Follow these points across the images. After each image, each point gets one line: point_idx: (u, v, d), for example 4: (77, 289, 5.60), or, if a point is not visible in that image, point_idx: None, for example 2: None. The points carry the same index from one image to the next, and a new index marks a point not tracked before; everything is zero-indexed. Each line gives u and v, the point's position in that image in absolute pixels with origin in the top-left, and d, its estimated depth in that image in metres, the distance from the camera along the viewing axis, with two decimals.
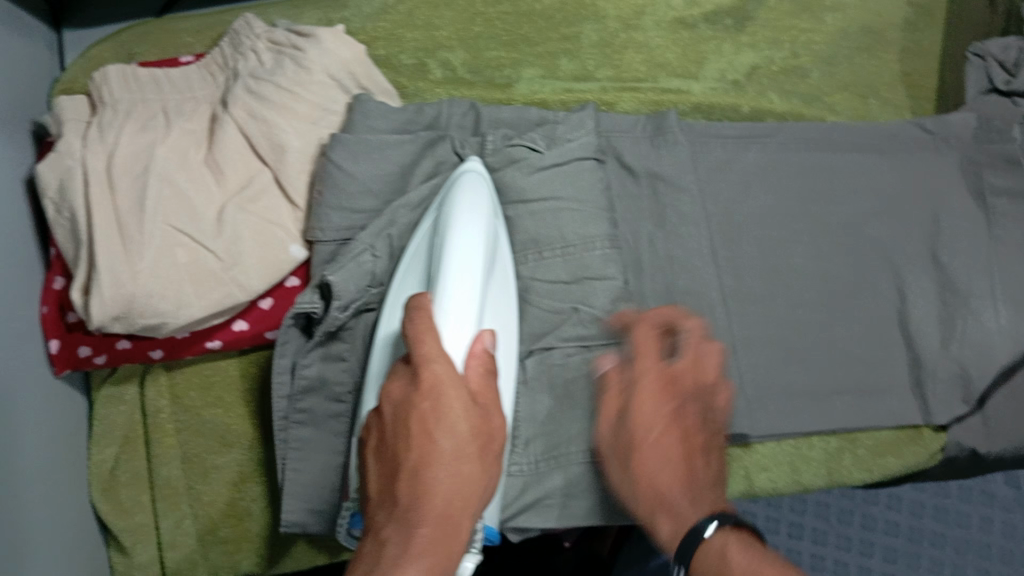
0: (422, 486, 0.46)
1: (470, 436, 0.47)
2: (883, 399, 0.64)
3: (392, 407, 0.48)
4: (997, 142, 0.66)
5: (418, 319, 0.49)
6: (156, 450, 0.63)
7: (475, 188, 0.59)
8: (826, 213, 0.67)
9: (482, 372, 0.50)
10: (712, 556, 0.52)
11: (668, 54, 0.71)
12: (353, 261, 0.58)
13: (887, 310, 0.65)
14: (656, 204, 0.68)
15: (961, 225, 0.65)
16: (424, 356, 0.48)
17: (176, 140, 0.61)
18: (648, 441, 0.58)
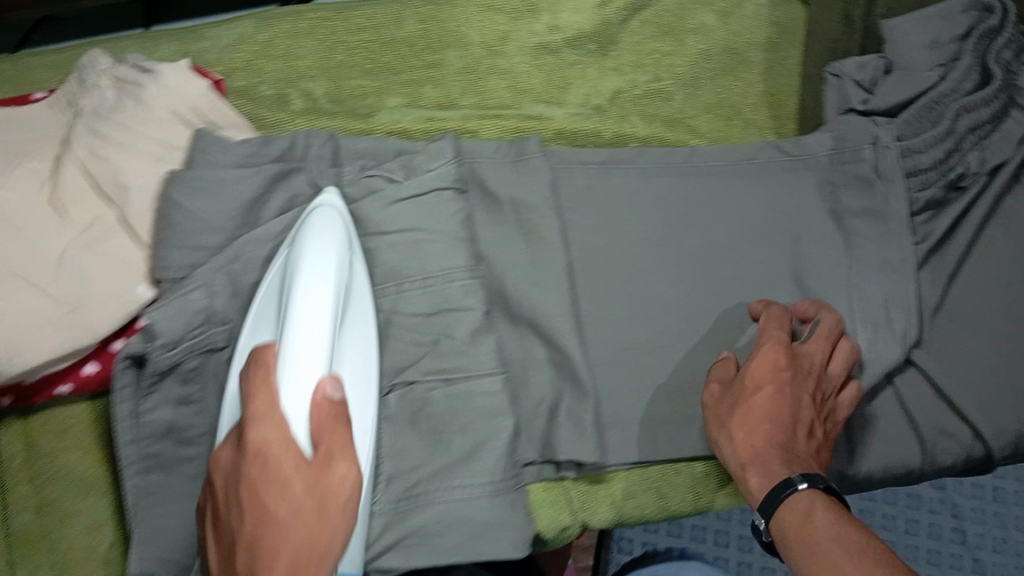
0: (260, 552, 0.46)
1: (304, 492, 0.47)
2: None
3: (224, 478, 0.49)
4: (850, 163, 0.68)
5: (253, 378, 0.50)
6: (9, 498, 0.64)
7: (325, 220, 0.58)
8: (689, 238, 0.68)
9: (326, 419, 0.49)
10: (796, 511, 0.54)
11: (533, 79, 0.71)
12: (178, 299, 0.58)
13: (751, 335, 0.65)
14: (521, 230, 0.67)
15: (820, 248, 0.66)
16: (253, 416, 0.48)
17: (15, 181, 0.60)
18: (764, 412, 0.58)
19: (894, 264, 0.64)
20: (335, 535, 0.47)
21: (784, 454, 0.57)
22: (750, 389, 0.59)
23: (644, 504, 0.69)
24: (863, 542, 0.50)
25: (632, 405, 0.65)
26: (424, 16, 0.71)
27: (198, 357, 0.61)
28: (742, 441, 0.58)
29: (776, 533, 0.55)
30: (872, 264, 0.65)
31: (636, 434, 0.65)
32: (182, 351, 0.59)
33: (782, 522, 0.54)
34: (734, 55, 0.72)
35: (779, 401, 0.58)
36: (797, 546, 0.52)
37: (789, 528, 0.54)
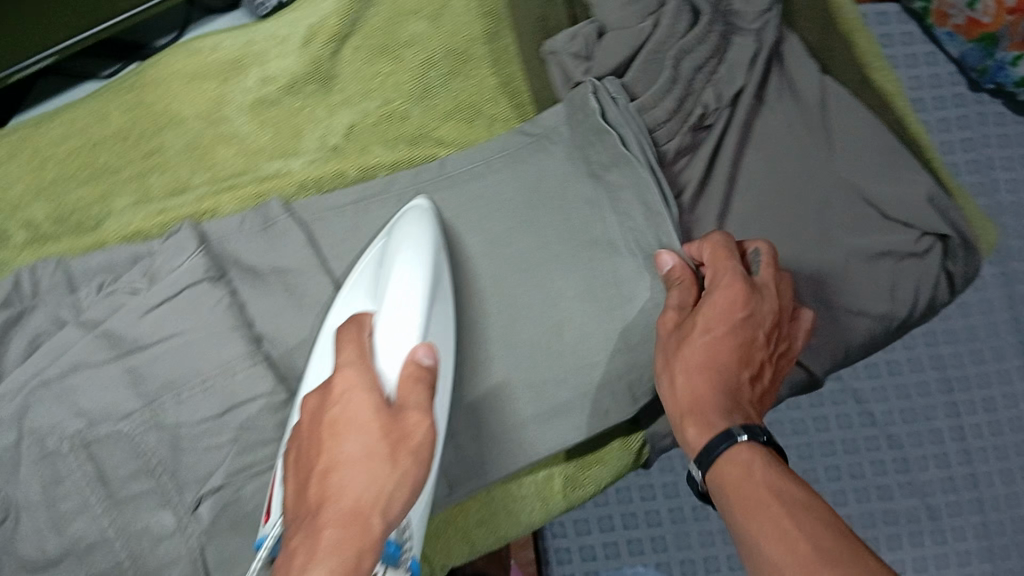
0: (332, 486, 0.49)
1: (382, 436, 0.50)
2: (566, 415, 0.64)
3: (308, 419, 0.52)
4: (585, 122, 0.66)
5: (347, 332, 0.56)
6: None
7: (410, 228, 0.62)
8: (462, 251, 0.65)
9: (410, 377, 0.53)
10: (735, 470, 0.53)
11: (262, 138, 0.68)
12: None
13: (546, 321, 0.63)
14: (292, 296, 0.65)
15: (586, 215, 0.65)
16: (343, 364, 0.54)
17: None
18: (712, 362, 0.57)
19: (655, 210, 0.63)
20: (396, 478, 0.50)
21: (731, 400, 0.57)
22: (698, 330, 0.58)
23: (498, 525, 0.70)
24: (800, 502, 0.49)
25: (456, 430, 0.63)
26: (128, 106, 0.67)
27: None
28: (683, 386, 0.57)
29: (715, 487, 0.54)
30: (635, 212, 0.64)
31: (465, 459, 0.64)
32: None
33: (720, 475, 0.54)
34: (457, 53, 0.71)
35: (722, 343, 0.58)
36: (733, 490, 0.52)
37: (731, 480, 0.53)
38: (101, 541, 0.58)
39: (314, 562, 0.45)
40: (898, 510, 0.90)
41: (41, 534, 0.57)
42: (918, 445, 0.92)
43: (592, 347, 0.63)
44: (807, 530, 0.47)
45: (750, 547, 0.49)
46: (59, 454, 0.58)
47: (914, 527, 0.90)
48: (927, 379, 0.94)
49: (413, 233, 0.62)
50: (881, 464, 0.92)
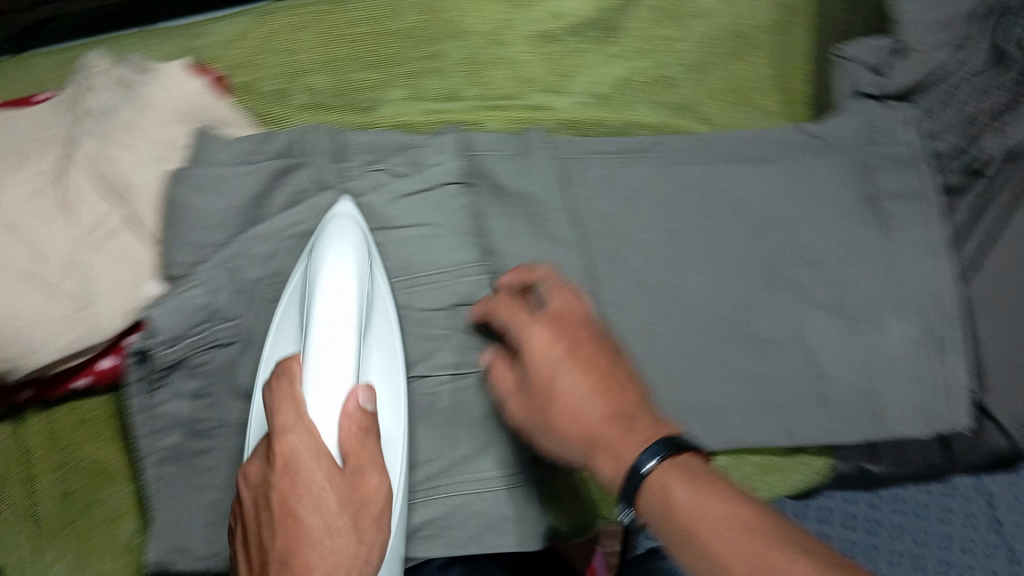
0: (302, 570, 0.49)
1: (341, 506, 0.51)
2: (773, 415, 0.65)
3: (253, 493, 0.52)
4: (882, 143, 0.67)
5: (279, 389, 0.53)
6: (33, 487, 0.66)
7: (345, 245, 0.58)
8: (712, 232, 0.67)
9: (355, 432, 0.53)
10: (672, 477, 0.49)
11: (536, 69, 0.70)
12: (177, 299, 0.60)
13: (783, 323, 0.65)
14: (526, 221, 0.66)
15: (852, 232, 0.66)
16: (280, 427, 0.52)
17: (28, 181, 0.61)
18: (591, 402, 0.55)
19: (934, 249, 0.64)
20: (362, 549, 0.51)
21: (608, 405, 0.55)
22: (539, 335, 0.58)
23: None
24: (754, 507, 0.48)
25: (663, 394, 0.65)
26: (423, 9, 0.71)
27: (205, 352, 0.62)
28: (568, 389, 0.56)
29: (647, 507, 0.50)
30: (912, 246, 0.65)
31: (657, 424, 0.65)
32: (184, 346, 0.61)
33: (647, 500, 0.50)
34: (739, 35, 0.72)
35: (583, 361, 0.57)
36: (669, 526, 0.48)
37: (653, 504, 0.50)
38: None
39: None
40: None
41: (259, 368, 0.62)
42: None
43: (834, 358, 0.64)
44: (737, 535, 0.46)
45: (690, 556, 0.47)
46: None
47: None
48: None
49: (341, 273, 0.56)
50: None
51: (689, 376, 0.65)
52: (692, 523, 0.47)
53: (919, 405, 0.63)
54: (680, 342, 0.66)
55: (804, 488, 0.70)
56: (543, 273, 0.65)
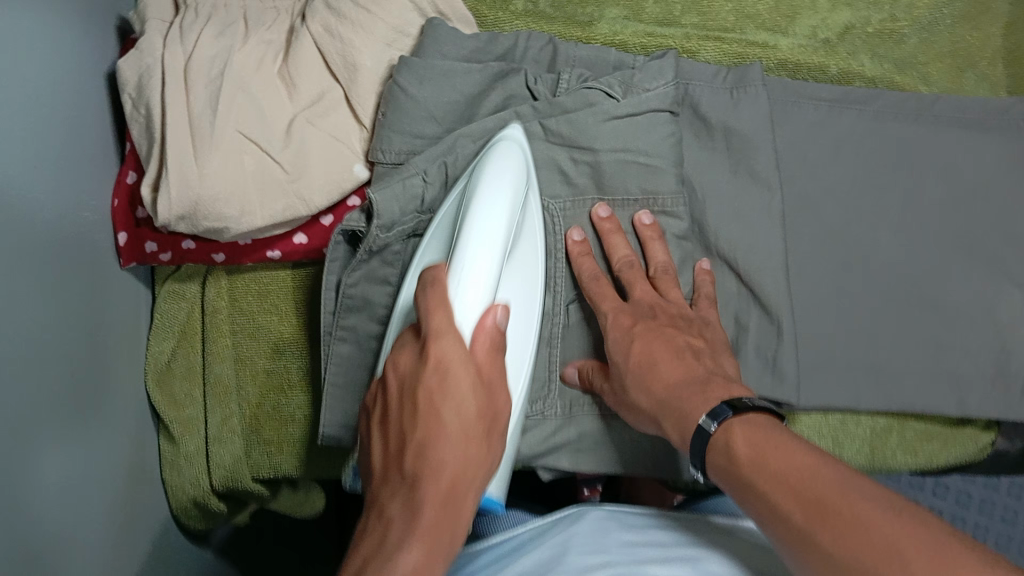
0: (429, 462, 0.45)
1: (478, 416, 0.46)
2: (954, 385, 0.65)
3: (400, 380, 0.48)
4: None
5: (432, 295, 0.48)
6: (210, 349, 0.66)
7: (506, 161, 0.56)
8: (914, 193, 0.66)
9: (490, 345, 0.48)
10: (742, 433, 0.48)
11: (759, 5, 0.70)
12: (399, 183, 0.59)
13: (976, 295, 0.65)
14: (730, 157, 0.66)
15: None
16: (434, 330, 0.47)
17: (252, 49, 0.62)
18: (663, 368, 0.55)
19: None
20: (486, 457, 0.46)
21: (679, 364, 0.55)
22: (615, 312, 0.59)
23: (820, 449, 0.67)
24: (817, 452, 0.45)
25: (839, 351, 0.65)
26: None
27: (404, 241, 0.63)
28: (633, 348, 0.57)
29: (735, 456, 0.47)
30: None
31: (831, 376, 0.65)
32: (396, 233, 0.61)
33: (722, 451, 0.49)
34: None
35: (652, 329, 0.57)
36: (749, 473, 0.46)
37: (753, 442, 0.47)
38: None
39: (412, 535, 0.43)
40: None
41: None
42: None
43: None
44: (816, 482, 0.43)
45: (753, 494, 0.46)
46: None
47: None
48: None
49: (493, 196, 0.54)
50: None
51: (874, 332, 0.65)
52: (768, 469, 0.45)
53: None
54: (862, 299, 0.65)
55: (960, 462, 0.69)
56: (742, 208, 0.65)
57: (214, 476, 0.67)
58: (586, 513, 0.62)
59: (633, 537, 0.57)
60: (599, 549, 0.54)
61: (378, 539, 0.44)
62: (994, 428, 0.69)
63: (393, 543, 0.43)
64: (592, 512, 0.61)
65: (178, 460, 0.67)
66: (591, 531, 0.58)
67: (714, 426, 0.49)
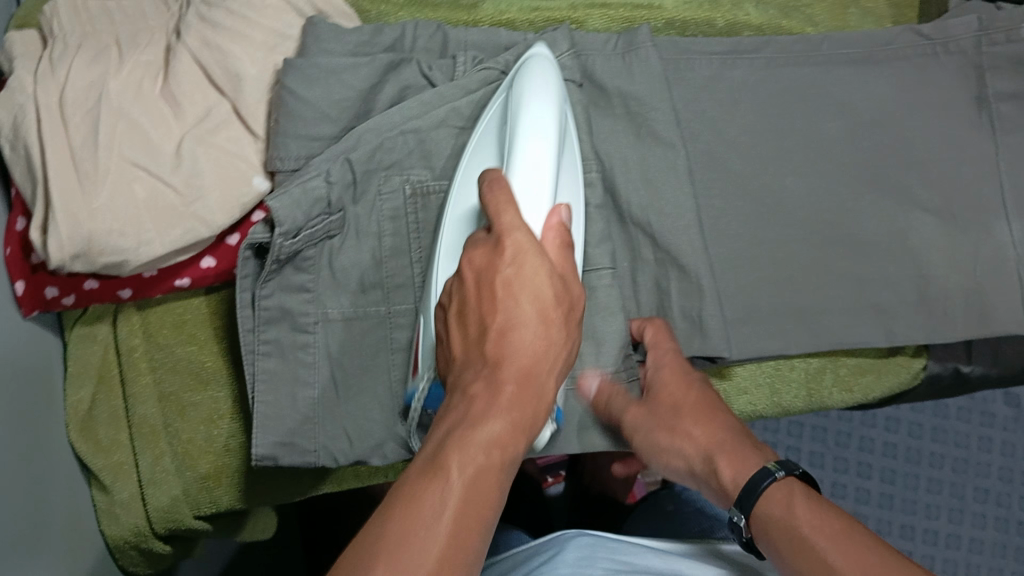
0: (508, 345, 0.45)
1: (555, 300, 0.46)
2: (879, 317, 0.66)
3: (475, 275, 0.47)
4: (1002, 43, 0.65)
5: (497, 191, 0.49)
6: (129, 390, 0.64)
7: (538, 71, 0.58)
8: (817, 134, 0.66)
9: (558, 241, 0.50)
10: (780, 502, 0.55)
11: None
12: (299, 187, 0.59)
13: (892, 224, 0.65)
14: (633, 123, 0.66)
15: (960, 133, 0.66)
16: (504, 227, 0.47)
17: (129, 73, 0.59)
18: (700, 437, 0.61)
19: None
20: (565, 343, 0.47)
21: (728, 440, 0.61)
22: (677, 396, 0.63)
23: (758, 400, 0.69)
24: (847, 523, 0.52)
25: (762, 296, 0.65)
26: None
27: (314, 245, 0.63)
28: (697, 432, 0.61)
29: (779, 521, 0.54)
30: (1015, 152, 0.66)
31: (756, 322, 0.66)
32: (303, 237, 0.60)
33: (763, 513, 0.55)
34: None
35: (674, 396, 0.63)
36: (798, 538, 0.52)
37: (800, 511, 0.54)
38: (406, 286, 0.65)
39: (494, 411, 0.43)
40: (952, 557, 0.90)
41: (360, 262, 0.65)
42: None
43: (937, 261, 0.65)
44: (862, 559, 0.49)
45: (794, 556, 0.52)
46: (399, 193, 0.65)
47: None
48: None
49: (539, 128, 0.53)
50: None
51: (790, 276, 0.66)
52: (821, 541, 0.51)
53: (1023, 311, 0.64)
54: (777, 244, 0.66)
55: (896, 392, 0.71)
56: (651, 169, 0.65)
57: (155, 520, 0.65)
58: (571, 542, 0.65)
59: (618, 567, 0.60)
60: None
61: (459, 416, 0.44)
62: (924, 353, 0.70)
63: (474, 422, 0.43)
64: (578, 542, 0.64)
65: (114, 509, 0.64)
66: (575, 560, 0.61)
67: (780, 474, 0.56)
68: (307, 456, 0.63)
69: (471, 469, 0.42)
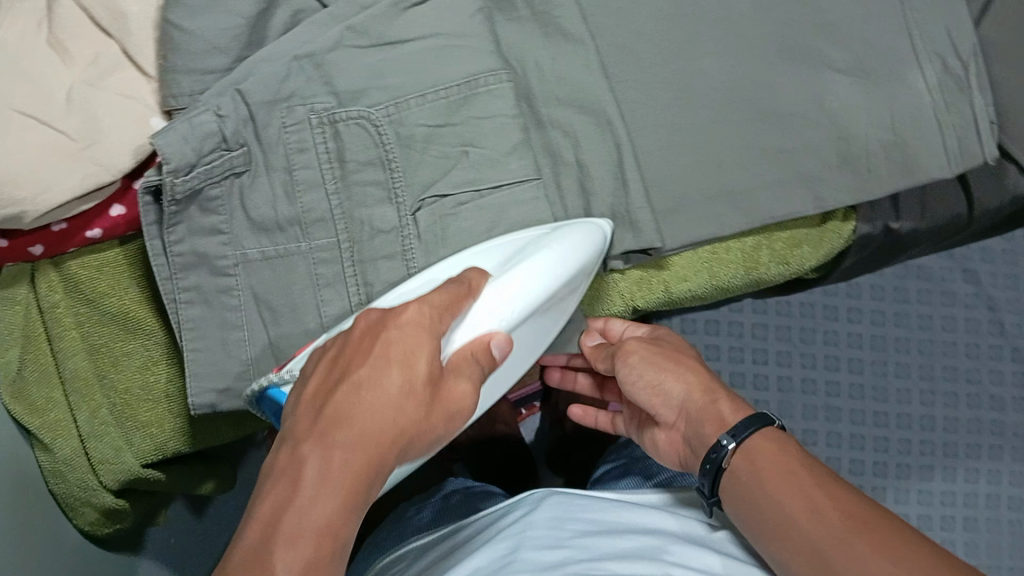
0: (301, 498, 0.41)
1: (356, 473, 0.42)
2: (809, 186, 0.64)
3: (366, 324, 0.46)
4: None
5: (448, 287, 0.50)
6: (59, 347, 0.63)
7: (575, 233, 0.59)
8: (721, 10, 0.65)
9: (466, 349, 0.48)
10: (768, 448, 0.55)
11: None
12: (185, 121, 0.56)
13: (804, 92, 0.64)
14: (536, 23, 0.64)
15: None
16: (423, 302, 0.48)
17: (10, 21, 0.57)
18: (683, 377, 0.60)
19: None
20: (425, 428, 0.45)
21: (722, 390, 0.60)
22: (672, 354, 0.63)
23: (696, 284, 0.68)
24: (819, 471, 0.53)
25: (689, 181, 0.64)
26: None
27: (219, 183, 0.59)
28: (689, 377, 0.61)
29: (757, 457, 0.55)
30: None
31: (684, 210, 0.64)
32: (198, 174, 0.58)
33: (752, 452, 0.55)
34: None
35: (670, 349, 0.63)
36: (774, 478, 0.53)
37: (786, 454, 0.55)
38: (326, 219, 0.61)
39: (330, 483, 0.41)
40: (908, 435, 0.96)
41: (274, 198, 0.61)
42: (953, 355, 0.98)
43: (856, 118, 0.64)
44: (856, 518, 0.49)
45: (774, 487, 0.53)
46: (305, 124, 0.61)
47: (926, 461, 0.96)
48: (981, 295, 0.99)
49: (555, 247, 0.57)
50: (954, 398, 0.97)
51: (714, 158, 0.64)
52: (801, 480, 0.53)
53: (942, 147, 0.64)
54: (697, 128, 0.64)
55: (832, 254, 0.70)
56: (556, 66, 0.64)
57: (102, 475, 0.64)
58: (544, 502, 0.64)
59: (588, 525, 0.61)
60: (554, 543, 0.57)
61: (290, 479, 0.41)
62: (852, 216, 0.69)
63: (306, 495, 0.41)
64: (549, 502, 0.64)
65: (58, 467, 0.64)
66: (546, 521, 0.61)
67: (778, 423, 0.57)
68: (247, 398, 0.61)
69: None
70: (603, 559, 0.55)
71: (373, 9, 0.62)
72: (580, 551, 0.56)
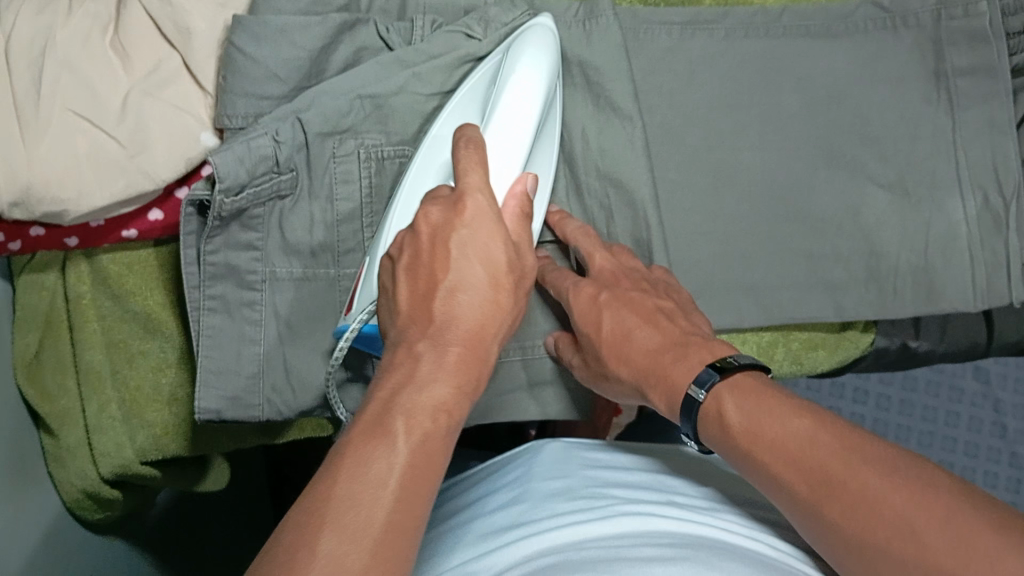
0: (425, 376, 0.43)
1: (467, 347, 0.46)
2: (835, 293, 0.66)
3: (430, 228, 0.48)
4: (962, 18, 0.65)
5: (470, 150, 0.51)
6: (79, 337, 0.65)
7: (534, 42, 0.58)
8: (774, 112, 0.65)
9: (519, 209, 0.52)
10: (736, 397, 0.50)
11: None
12: (244, 143, 0.56)
13: (842, 202, 0.65)
14: (592, 91, 0.64)
15: (918, 106, 0.66)
16: (472, 182, 0.50)
17: (76, 23, 0.59)
18: (638, 335, 0.56)
19: (1002, 125, 0.65)
20: (512, 311, 0.49)
21: (670, 351, 0.54)
22: (592, 324, 0.58)
23: None
24: (817, 419, 0.47)
25: (716, 268, 0.65)
26: None
27: (262, 204, 0.60)
28: (624, 363, 0.56)
29: (727, 426, 0.49)
30: (975, 123, 0.65)
31: (711, 295, 0.64)
32: (247, 195, 0.58)
33: (709, 432, 0.51)
34: None
35: (622, 294, 0.58)
36: (744, 445, 0.48)
37: (749, 404, 0.49)
38: (356, 252, 0.64)
39: (441, 375, 0.44)
40: None
41: (311, 222, 0.62)
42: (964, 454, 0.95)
43: (889, 238, 0.65)
44: (828, 459, 0.45)
45: (752, 457, 0.48)
46: (352, 158, 0.62)
47: None
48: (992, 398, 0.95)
49: (528, 83, 0.56)
50: None
51: (743, 256, 0.65)
52: (768, 442, 0.47)
53: (971, 284, 0.66)
54: (733, 220, 0.65)
55: (844, 362, 0.71)
56: (606, 136, 0.63)
57: (101, 466, 0.66)
58: (547, 444, 0.68)
59: (595, 459, 0.64)
60: (563, 473, 0.61)
61: (405, 379, 0.43)
62: (871, 328, 0.71)
63: (421, 381, 0.43)
64: (552, 443, 0.67)
65: (62, 454, 0.66)
66: (555, 454, 0.65)
67: (703, 394, 0.51)
68: (252, 410, 0.61)
69: (417, 434, 0.41)
70: (608, 487, 0.58)
71: (437, 61, 0.62)
72: (587, 478, 0.59)
